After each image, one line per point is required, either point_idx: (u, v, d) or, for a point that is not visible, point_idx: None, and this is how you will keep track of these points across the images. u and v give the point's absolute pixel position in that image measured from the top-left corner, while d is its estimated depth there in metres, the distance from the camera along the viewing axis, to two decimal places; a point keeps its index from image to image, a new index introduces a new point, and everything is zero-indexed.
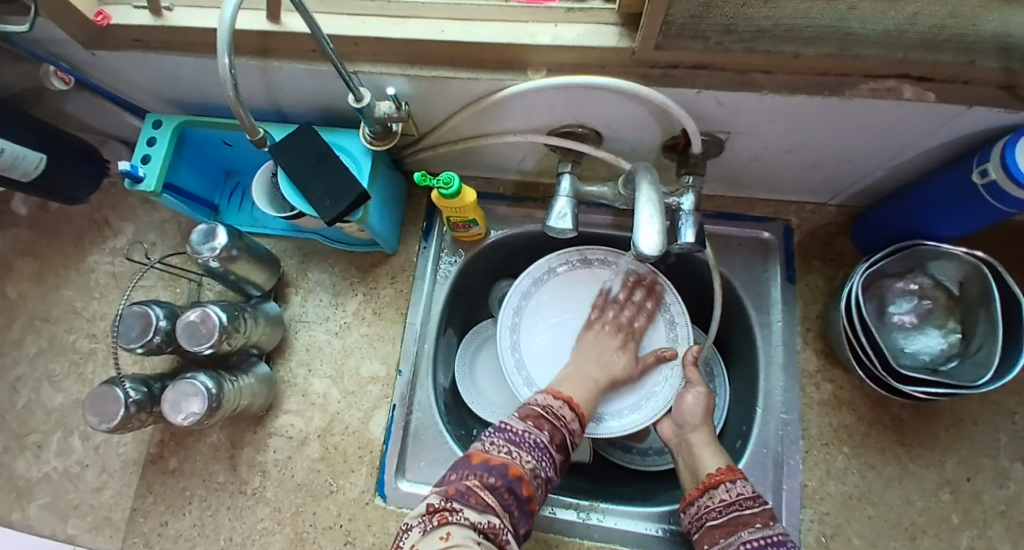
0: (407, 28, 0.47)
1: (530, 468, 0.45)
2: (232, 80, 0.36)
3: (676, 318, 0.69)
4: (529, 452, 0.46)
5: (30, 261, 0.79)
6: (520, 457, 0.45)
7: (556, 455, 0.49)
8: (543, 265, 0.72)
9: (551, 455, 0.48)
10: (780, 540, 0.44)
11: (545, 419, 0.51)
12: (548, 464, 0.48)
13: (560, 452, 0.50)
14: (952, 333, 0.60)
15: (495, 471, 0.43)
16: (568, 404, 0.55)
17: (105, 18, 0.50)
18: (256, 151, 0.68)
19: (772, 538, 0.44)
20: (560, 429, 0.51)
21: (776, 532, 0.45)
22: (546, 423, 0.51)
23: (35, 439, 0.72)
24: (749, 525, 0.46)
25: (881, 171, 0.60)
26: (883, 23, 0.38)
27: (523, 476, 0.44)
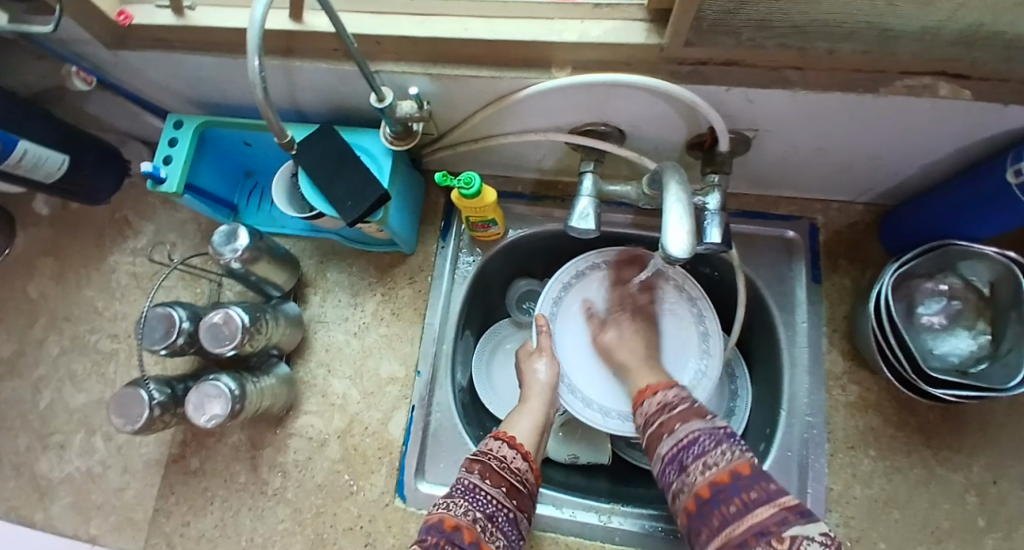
0: (431, 26, 0.47)
1: (465, 514, 0.45)
2: (262, 82, 0.36)
3: (704, 311, 0.69)
4: (461, 501, 0.47)
5: (53, 261, 0.80)
6: (454, 508, 0.46)
7: (494, 490, 0.49)
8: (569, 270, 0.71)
9: (486, 492, 0.48)
10: (690, 441, 0.46)
11: (474, 462, 0.51)
12: (486, 503, 0.47)
13: (498, 483, 0.49)
14: (982, 334, 0.59)
15: (431, 532, 0.43)
16: (503, 440, 0.54)
17: (127, 18, 0.50)
18: (275, 151, 0.68)
19: (682, 440, 0.46)
20: (487, 461, 0.51)
21: (686, 430, 0.47)
22: (474, 464, 0.51)
23: (57, 439, 0.73)
24: (668, 432, 0.49)
25: (911, 168, 0.58)
26: (922, 19, 0.37)
27: (459, 524, 0.44)
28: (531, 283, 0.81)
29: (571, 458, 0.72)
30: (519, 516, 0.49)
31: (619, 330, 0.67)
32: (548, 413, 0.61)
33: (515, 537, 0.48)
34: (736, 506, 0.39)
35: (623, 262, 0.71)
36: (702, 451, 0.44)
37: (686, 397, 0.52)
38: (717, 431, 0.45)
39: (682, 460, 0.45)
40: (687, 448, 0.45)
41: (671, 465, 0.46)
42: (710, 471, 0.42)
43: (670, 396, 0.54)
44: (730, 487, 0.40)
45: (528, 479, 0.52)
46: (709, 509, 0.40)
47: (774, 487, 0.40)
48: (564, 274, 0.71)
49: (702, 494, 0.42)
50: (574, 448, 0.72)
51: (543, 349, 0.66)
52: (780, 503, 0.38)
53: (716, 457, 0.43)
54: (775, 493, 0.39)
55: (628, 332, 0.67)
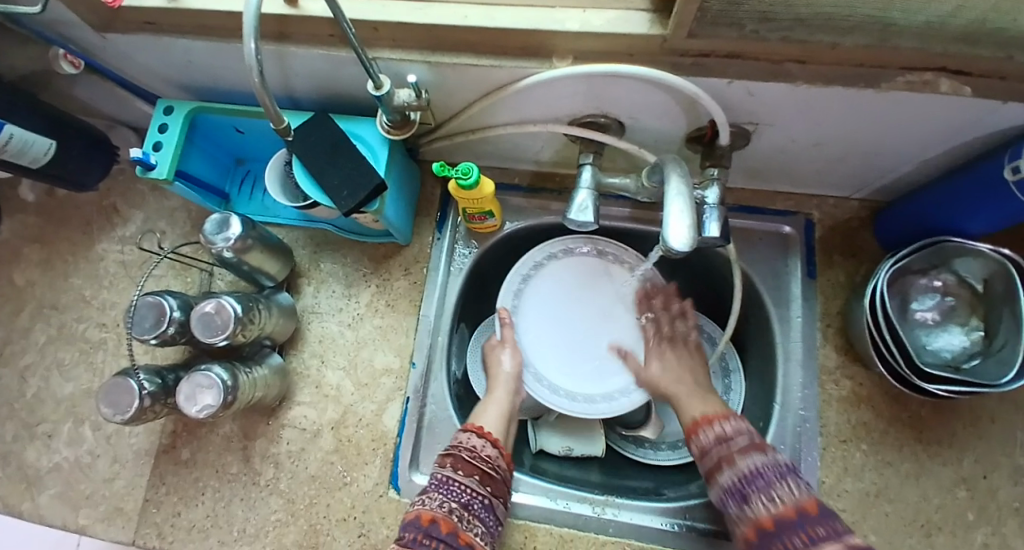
0: (430, 13, 0.46)
1: (440, 506, 0.47)
2: (257, 66, 0.35)
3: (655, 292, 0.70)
4: (435, 494, 0.49)
5: (38, 248, 0.78)
6: (430, 502, 0.48)
7: (467, 480, 0.50)
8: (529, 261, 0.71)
9: (460, 483, 0.50)
10: (753, 475, 0.44)
11: (447, 456, 0.53)
12: (460, 493, 0.49)
13: (471, 473, 0.51)
14: (975, 331, 0.59)
15: (408, 528, 0.45)
16: (475, 431, 0.55)
17: (118, 0, 0.47)
18: (268, 139, 0.67)
19: (745, 473, 0.45)
20: (458, 453, 0.52)
21: (750, 464, 0.45)
22: (446, 458, 0.52)
23: (45, 428, 0.72)
24: (731, 462, 0.47)
25: (908, 165, 0.58)
26: (926, 15, 0.37)
27: (436, 517, 0.46)
28: None
29: (564, 450, 0.72)
30: (496, 502, 0.51)
31: (660, 362, 0.64)
32: (514, 401, 0.61)
33: (494, 522, 0.50)
34: (801, 540, 0.38)
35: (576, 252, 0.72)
36: (767, 485, 0.43)
37: (745, 430, 0.50)
38: (781, 466, 0.44)
39: (745, 491, 0.44)
40: (750, 480, 0.44)
41: (731, 495, 0.45)
42: (776, 505, 0.41)
43: (730, 428, 0.50)
44: (795, 523, 0.40)
45: (500, 465, 0.54)
46: (773, 541, 0.40)
47: (840, 526, 0.39)
48: (523, 267, 0.70)
49: (766, 526, 0.41)
50: (568, 440, 0.72)
51: (506, 340, 0.66)
52: (848, 542, 0.37)
53: (782, 492, 0.42)
54: (843, 532, 0.39)
55: (670, 365, 0.64)
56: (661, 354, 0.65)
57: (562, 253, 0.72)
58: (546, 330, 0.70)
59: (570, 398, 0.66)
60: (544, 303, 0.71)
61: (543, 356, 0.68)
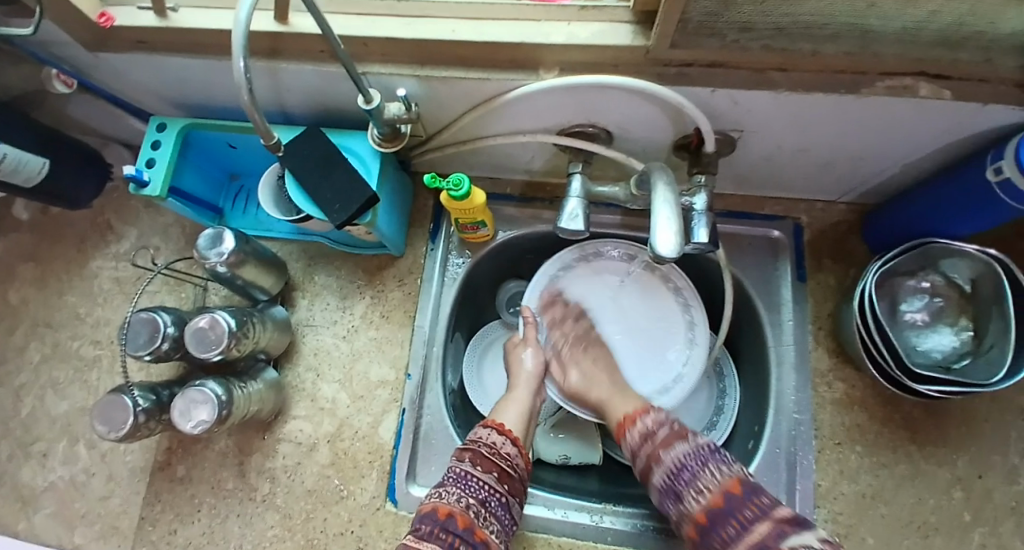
0: (418, 28, 0.46)
1: (457, 501, 0.46)
2: (247, 84, 0.35)
3: (689, 301, 0.70)
4: (452, 488, 0.47)
5: (33, 266, 0.78)
6: (448, 495, 0.46)
7: (486, 476, 0.49)
8: (553, 263, 0.72)
9: (478, 479, 0.48)
10: (678, 469, 0.45)
11: (464, 451, 0.51)
12: (478, 489, 0.47)
13: (489, 469, 0.49)
14: (964, 331, 0.60)
15: (425, 520, 0.44)
16: (495, 429, 0.54)
17: (109, 19, 0.49)
18: (260, 154, 0.68)
19: (671, 467, 0.46)
20: (476, 449, 0.51)
21: (674, 458, 0.46)
22: (464, 453, 0.51)
23: (39, 448, 0.71)
24: (657, 458, 0.48)
25: (893, 168, 0.59)
26: (902, 22, 0.37)
27: (453, 511, 0.45)
28: (521, 285, 0.82)
29: (562, 458, 0.72)
30: (513, 501, 0.49)
31: (578, 370, 0.64)
32: (536, 401, 0.61)
33: (509, 522, 0.48)
34: (734, 527, 0.39)
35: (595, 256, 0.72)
36: (692, 476, 0.44)
37: (665, 421, 0.51)
38: (702, 452, 0.46)
39: (676, 488, 0.45)
40: (678, 475, 0.45)
41: (666, 493, 0.46)
42: (703, 496, 0.43)
43: (651, 423, 0.52)
44: (724, 510, 0.41)
45: (518, 463, 0.52)
46: (711, 534, 0.41)
47: (766, 501, 0.40)
48: (550, 268, 0.72)
49: (699, 521, 0.42)
50: (567, 448, 0.72)
51: (528, 339, 0.66)
52: (772, 515, 0.39)
53: (706, 481, 0.43)
54: (768, 506, 0.40)
55: (589, 369, 0.64)
56: (578, 363, 0.65)
57: (590, 256, 0.72)
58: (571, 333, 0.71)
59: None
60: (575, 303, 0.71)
61: None
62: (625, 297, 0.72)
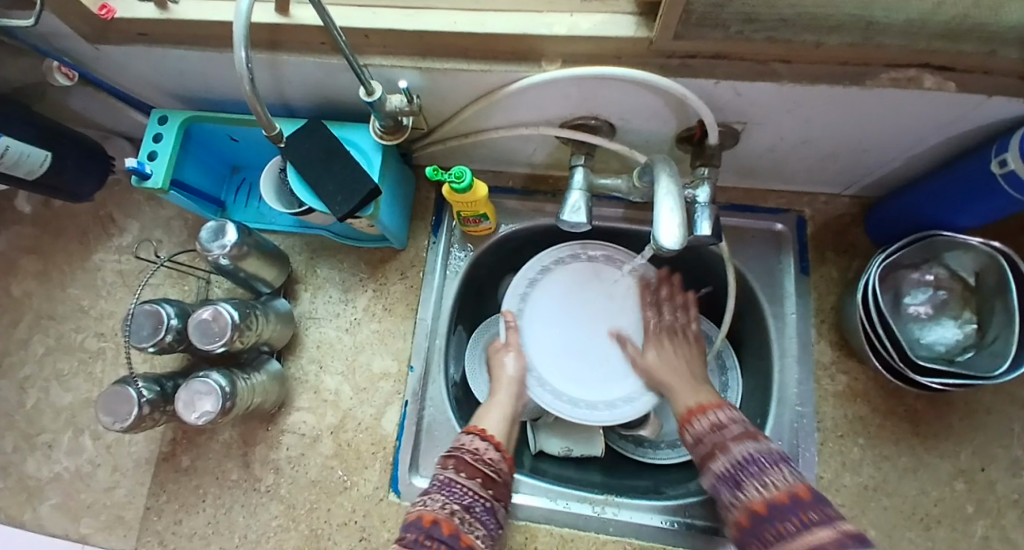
0: (419, 20, 0.46)
1: (442, 507, 0.47)
2: (249, 75, 0.35)
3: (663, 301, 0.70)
4: (437, 495, 0.48)
5: (36, 260, 0.79)
6: (433, 504, 0.47)
7: (469, 482, 0.50)
8: (535, 264, 0.72)
9: (462, 485, 0.50)
10: (746, 460, 0.45)
11: (449, 459, 0.53)
12: (462, 495, 0.49)
13: (473, 475, 0.51)
14: (968, 324, 0.59)
15: (410, 529, 0.45)
16: (480, 436, 0.55)
17: (110, 11, 0.48)
18: (262, 146, 0.67)
19: (739, 458, 0.46)
20: (460, 455, 0.53)
21: (744, 450, 0.47)
22: (449, 460, 0.52)
23: (45, 439, 0.72)
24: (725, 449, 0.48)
25: (897, 161, 0.59)
26: (909, 12, 0.37)
27: (438, 519, 0.45)
28: None
29: (564, 450, 0.72)
30: (497, 505, 0.51)
31: (658, 350, 0.65)
32: (517, 405, 0.62)
33: (495, 526, 0.50)
34: (794, 525, 0.39)
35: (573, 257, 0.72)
36: (760, 471, 0.44)
37: (740, 420, 0.52)
38: (774, 453, 0.45)
39: (738, 477, 0.45)
40: (745, 467, 0.45)
41: (725, 481, 0.46)
42: (767, 490, 0.42)
43: (724, 416, 0.53)
44: (787, 507, 0.40)
45: (502, 468, 0.54)
46: (764, 526, 0.40)
47: (833, 512, 0.39)
48: (530, 269, 0.71)
49: (757, 511, 0.41)
50: (567, 440, 0.72)
51: (510, 344, 0.67)
52: (840, 527, 0.37)
53: (774, 478, 0.43)
54: (833, 518, 0.39)
55: (669, 353, 0.65)
56: (660, 349, 0.65)
57: (566, 258, 0.72)
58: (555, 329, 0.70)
59: (573, 403, 0.66)
60: (545, 311, 0.70)
61: (552, 367, 0.68)
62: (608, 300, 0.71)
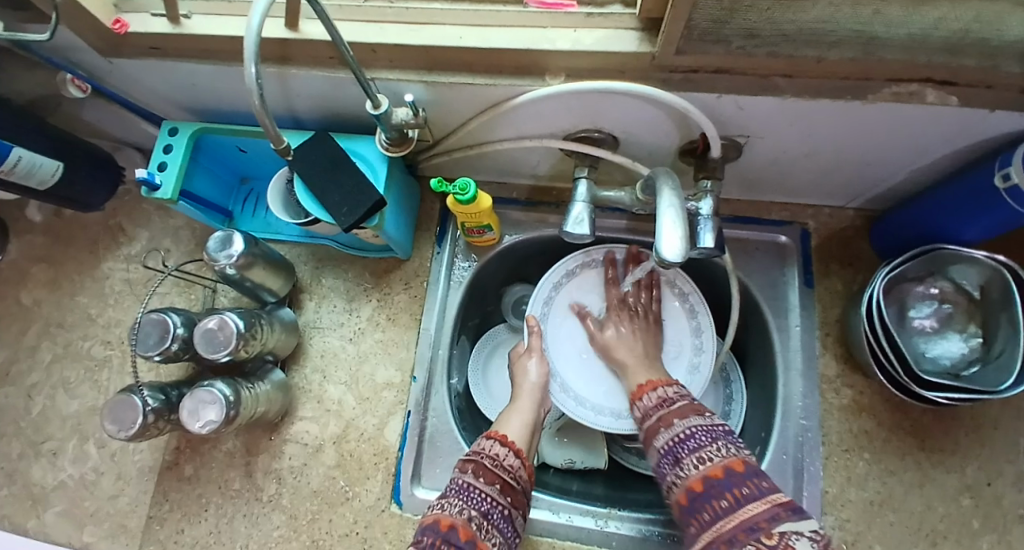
0: (425, 35, 0.47)
1: (459, 513, 0.45)
2: (258, 90, 0.36)
3: (687, 291, 0.70)
4: (455, 500, 0.47)
5: (45, 268, 0.80)
6: (450, 508, 0.46)
7: (487, 488, 0.49)
8: (561, 269, 0.72)
9: (481, 491, 0.48)
10: (686, 436, 0.47)
11: (467, 463, 0.52)
12: (481, 501, 0.48)
13: (492, 481, 0.50)
14: (973, 338, 0.59)
15: (427, 532, 0.44)
16: (500, 440, 0.55)
17: (123, 26, 0.50)
18: (270, 158, 0.68)
19: (678, 435, 0.48)
20: (480, 460, 0.52)
21: (686, 426, 0.49)
22: (468, 464, 0.52)
23: (50, 446, 0.72)
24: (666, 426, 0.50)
25: (901, 174, 0.59)
26: (909, 27, 0.37)
27: (455, 523, 0.44)
28: (526, 289, 0.82)
29: (567, 463, 0.71)
30: (515, 514, 0.50)
31: (617, 328, 0.67)
32: (539, 412, 0.61)
33: (511, 534, 0.48)
34: (727, 500, 0.40)
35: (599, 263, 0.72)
36: (698, 445, 0.46)
37: (686, 395, 0.54)
38: (715, 428, 0.47)
39: (678, 452, 0.47)
40: (683, 442, 0.47)
41: (666, 458, 0.48)
42: (703, 465, 0.44)
43: (671, 392, 0.55)
44: (722, 482, 0.42)
45: (521, 475, 0.53)
46: (700, 501, 0.42)
47: (766, 484, 0.40)
48: (555, 275, 0.71)
49: (694, 487, 0.43)
50: (570, 452, 0.72)
51: (533, 348, 0.67)
52: (772, 499, 0.39)
53: (711, 453, 0.45)
54: (766, 489, 0.40)
55: (627, 331, 0.66)
56: (618, 326, 0.67)
57: (578, 269, 0.72)
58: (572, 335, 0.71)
59: (597, 410, 0.67)
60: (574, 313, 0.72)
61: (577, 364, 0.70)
62: None
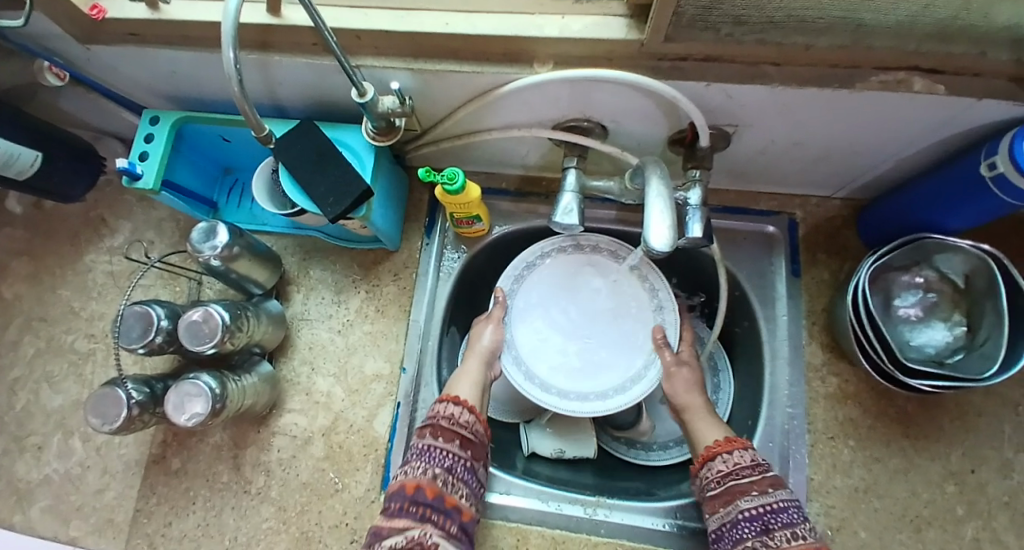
0: (411, 21, 0.46)
1: (423, 473, 0.48)
2: (236, 75, 0.35)
3: (655, 283, 0.69)
4: (417, 463, 0.49)
5: (26, 261, 0.78)
6: (413, 471, 0.49)
7: (449, 446, 0.51)
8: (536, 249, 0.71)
9: (442, 449, 0.51)
10: (780, 507, 0.45)
11: (425, 427, 0.53)
12: (443, 459, 0.50)
13: (451, 439, 0.52)
14: (957, 326, 0.60)
15: (395, 498, 0.47)
16: (452, 401, 0.55)
17: (100, 11, 0.48)
18: (255, 147, 0.67)
19: (770, 505, 0.45)
20: (436, 422, 0.53)
21: (776, 498, 0.46)
22: (425, 428, 0.53)
23: (35, 441, 0.71)
24: (747, 494, 0.47)
25: (887, 164, 0.59)
26: (897, 15, 0.38)
27: (420, 484, 0.47)
28: None
29: (556, 452, 0.71)
30: (478, 464, 0.52)
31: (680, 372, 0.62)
32: (486, 374, 0.61)
33: (476, 484, 0.52)
34: None
35: (574, 248, 0.71)
36: (791, 521, 0.44)
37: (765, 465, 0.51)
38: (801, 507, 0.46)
39: (768, 522, 0.44)
40: (774, 513, 0.45)
41: (749, 522, 0.45)
42: (798, 542, 0.42)
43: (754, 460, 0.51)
44: None
45: (478, 429, 0.55)
46: None
47: None
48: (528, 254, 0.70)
49: None
50: (560, 443, 0.71)
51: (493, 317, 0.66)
52: None
53: (806, 532, 0.43)
54: None
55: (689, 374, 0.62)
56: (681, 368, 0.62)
57: (553, 252, 0.71)
58: (537, 321, 0.69)
59: (543, 387, 0.66)
60: (547, 291, 0.70)
61: (536, 344, 0.68)
62: (603, 294, 0.70)
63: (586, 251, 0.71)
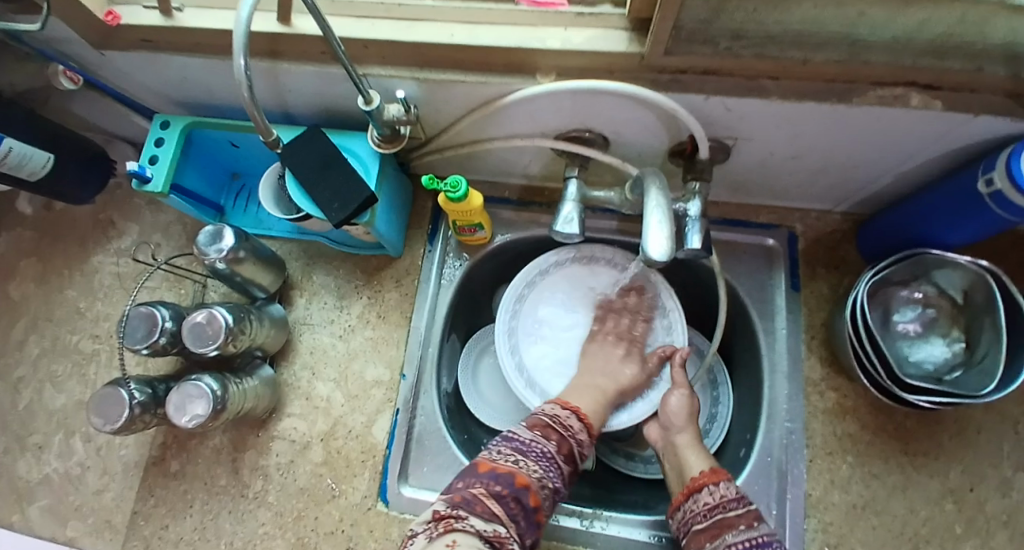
0: (417, 32, 0.47)
1: (536, 476, 0.46)
2: (246, 81, 0.36)
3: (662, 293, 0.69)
4: (534, 462, 0.47)
5: (35, 261, 0.79)
6: (526, 467, 0.46)
7: (564, 466, 0.50)
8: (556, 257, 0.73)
9: (558, 465, 0.49)
10: (766, 541, 0.44)
11: (551, 431, 0.52)
12: (556, 475, 0.48)
13: (568, 462, 0.51)
14: (956, 341, 0.60)
15: (502, 479, 0.43)
16: (583, 424, 0.56)
17: (115, 18, 0.50)
18: (262, 153, 0.68)
19: (756, 539, 0.44)
20: (566, 439, 0.52)
21: (761, 533, 0.45)
22: (551, 434, 0.51)
23: (36, 440, 0.72)
24: (734, 527, 0.46)
25: (887, 177, 0.60)
26: (891, 32, 0.38)
27: (530, 485, 0.44)
28: None
29: None
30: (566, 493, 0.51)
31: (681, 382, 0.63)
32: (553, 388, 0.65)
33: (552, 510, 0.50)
34: None
35: (597, 259, 0.72)
36: None
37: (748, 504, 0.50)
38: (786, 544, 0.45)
39: None
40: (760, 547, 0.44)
41: None
42: None
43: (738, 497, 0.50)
44: None
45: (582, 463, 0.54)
46: None
47: None
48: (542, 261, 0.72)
49: None
50: None
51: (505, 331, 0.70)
52: None
53: None
54: None
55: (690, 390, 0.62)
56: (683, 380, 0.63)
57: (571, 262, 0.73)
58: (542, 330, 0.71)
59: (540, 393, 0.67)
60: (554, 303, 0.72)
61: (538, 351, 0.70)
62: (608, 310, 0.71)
63: (593, 264, 0.72)
